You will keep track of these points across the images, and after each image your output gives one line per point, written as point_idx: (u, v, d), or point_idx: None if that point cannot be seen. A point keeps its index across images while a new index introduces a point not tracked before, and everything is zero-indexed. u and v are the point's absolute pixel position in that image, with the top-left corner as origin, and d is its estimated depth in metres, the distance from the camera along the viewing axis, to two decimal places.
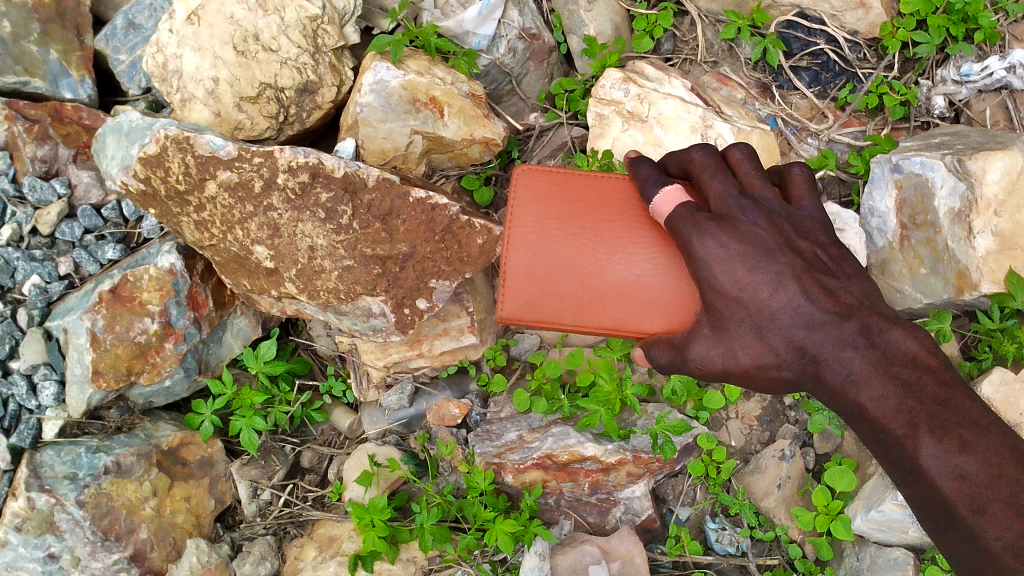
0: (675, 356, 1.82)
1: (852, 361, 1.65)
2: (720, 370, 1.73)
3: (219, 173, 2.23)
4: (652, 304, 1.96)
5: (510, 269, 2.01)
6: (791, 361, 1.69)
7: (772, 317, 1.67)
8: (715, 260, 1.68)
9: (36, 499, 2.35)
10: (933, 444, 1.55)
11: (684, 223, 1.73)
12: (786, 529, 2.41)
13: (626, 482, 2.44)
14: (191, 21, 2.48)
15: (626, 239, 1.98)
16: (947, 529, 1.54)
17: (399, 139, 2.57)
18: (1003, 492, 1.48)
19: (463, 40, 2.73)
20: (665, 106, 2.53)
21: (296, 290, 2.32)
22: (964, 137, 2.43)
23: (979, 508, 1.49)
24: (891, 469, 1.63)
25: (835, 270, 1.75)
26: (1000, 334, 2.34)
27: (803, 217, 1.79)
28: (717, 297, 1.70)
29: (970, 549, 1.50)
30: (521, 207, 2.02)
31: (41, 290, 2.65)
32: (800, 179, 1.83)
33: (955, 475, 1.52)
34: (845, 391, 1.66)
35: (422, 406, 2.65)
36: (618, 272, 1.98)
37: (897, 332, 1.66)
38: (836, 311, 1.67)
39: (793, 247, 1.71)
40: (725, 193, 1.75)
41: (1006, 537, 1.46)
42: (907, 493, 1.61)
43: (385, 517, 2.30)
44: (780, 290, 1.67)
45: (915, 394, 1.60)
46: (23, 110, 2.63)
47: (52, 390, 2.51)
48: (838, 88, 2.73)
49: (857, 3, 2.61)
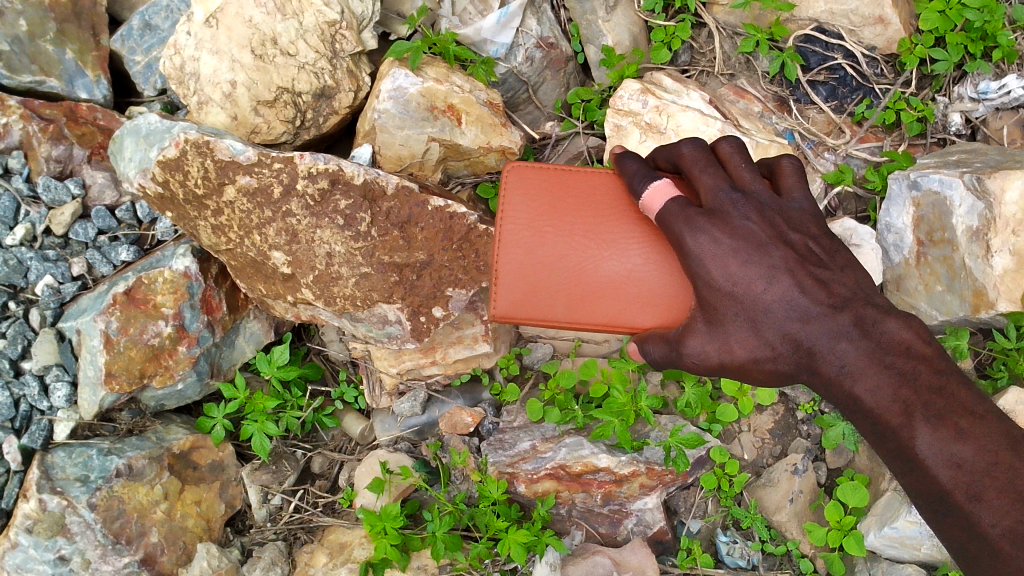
0: (670, 351, 1.81)
1: (846, 352, 1.64)
2: (716, 364, 1.73)
3: (238, 178, 2.22)
4: (645, 298, 1.97)
5: (503, 266, 2.02)
6: (786, 354, 1.69)
7: (766, 311, 1.67)
8: (707, 255, 1.70)
9: (48, 501, 2.34)
10: (929, 433, 1.55)
11: (675, 220, 1.75)
12: (798, 543, 2.40)
13: (639, 494, 2.43)
14: (209, 24, 2.47)
15: (617, 234, 1.99)
16: (944, 516, 1.56)
17: (415, 146, 2.57)
18: (999, 478, 1.50)
19: (481, 48, 2.74)
20: (683, 119, 2.54)
21: (312, 296, 2.32)
22: (982, 156, 2.43)
23: (975, 495, 1.51)
24: (887, 456, 1.64)
25: (827, 262, 1.73)
26: (1015, 353, 2.34)
27: (793, 208, 1.79)
28: (711, 292, 1.71)
29: (967, 534, 1.52)
30: (513, 205, 2.04)
31: (53, 291, 2.64)
32: (790, 171, 1.84)
33: (952, 463, 1.53)
34: (840, 382, 1.66)
35: (435, 413, 2.65)
36: (611, 268, 1.99)
37: (892, 322, 1.65)
38: (830, 303, 1.67)
39: (785, 241, 1.71)
40: (716, 187, 1.77)
41: (1002, 524, 1.48)
42: (903, 480, 1.62)
43: (398, 525, 2.30)
44: (774, 283, 1.67)
45: (910, 383, 1.59)
46: (38, 110, 2.64)
47: (64, 392, 2.52)
48: (855, 104, 2.73)
49: (876, 18, 2.61)
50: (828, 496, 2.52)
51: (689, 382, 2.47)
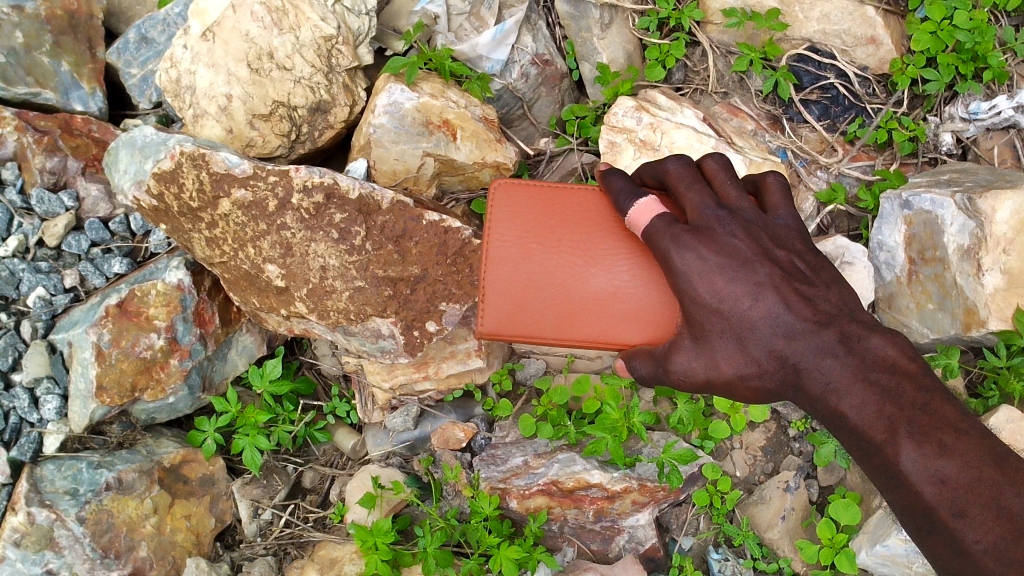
0: (657, 368, 1.81)
1: (832, 368, 1.66)
2: (703, 381, 1.73)
3: (234, 191, 2.23)
4: (632, 315, 1.97)
5: (490, 283, 2.02)
6: (772, 370, 1.69)
7: (752, 328, 1.68)
8: (693, 272, 1.70)
9: (36, 515, 2.32)
10: (913, 450, 1.56)
11: (662, 236, 1.75)
12: (790, 561, 2.38)
13: (631, 510, 2.43)
14: (206, 37, 2.48)
15: (603, 251, 1.99)
16: (929, 533, 1.57)
17: (410, 161, 2.58)
18: (984, 494, 1.51)
19: (476, 64, 2.74)
20: (677, 136, 2.55)
21: (306, 309, 2.32)
22: (972, 175, 2.45)
23: (959, 511, 1.52)
24: (873, 474, 1.65)
25: (812, 277, 1.74)
26: (1006, 372, 2.35)
27: (778, 224, 1.80)
28: (698, 309, 1.71)
29: (952, 551, 1.53)
30: (500, 222, 2.04)
31: (45, 303, 2.62)
32: (775, 188, 1.85)
33: (936, 479, 1.54)
34: (825, 399, 1.67)
35: (427, 428, 2.65)
36: (598, 285, 1.99)
37: (876, 339, 1.67)
38: (816, 320, 1.68)
39: (771, 257, 1.71)
40: (702, 204, 1.77)
41: (986, 540, 1.49)
42: (889, 497, 1.62)
43: (388, 541, 2.29)
44: (760, 299, 1.67)
45: (894, 400, 1.61)
46: (33, 122, 2.64)
47: (55, 404, 2.51)
48: (847, 123, 2.76)
49: (868, 39, 2.66)
50: (820, 513, 2.52)
51: (681, 399, 2.47)
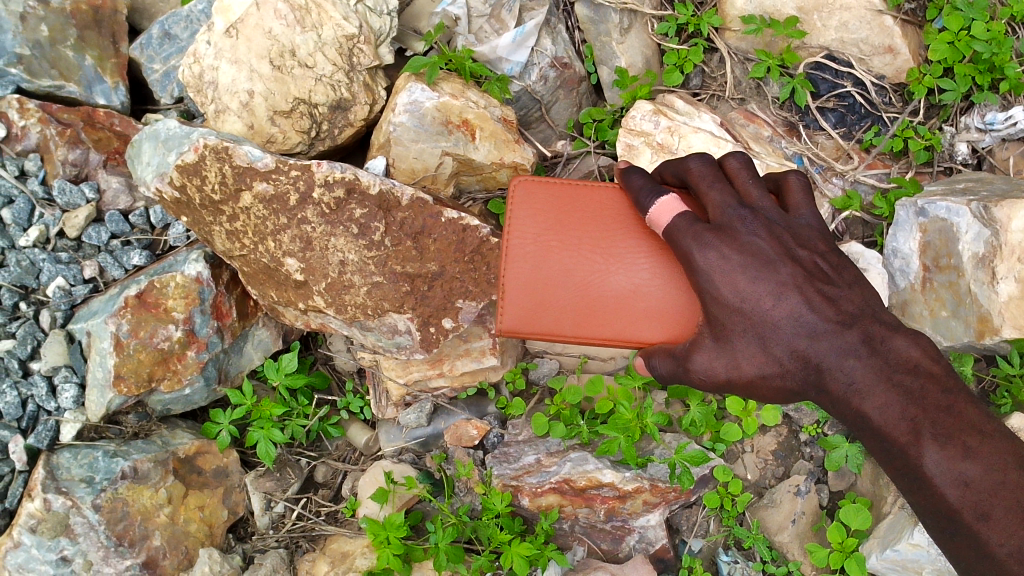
0: (676, 367, 1.82)
1: (854, 369, 1.67)
2: (724, 380, 1.74)
3: (256, 184, 2.26)
4: (652, 313, 1.99)
5: (510, 281, 2.04)
6: (794, 370, 1.71)
7: (774, 327, 1.69)
8: (716, 271, 1.71)
9: (53, 501, 2.35)
10: (937, 452, 1.60)
11: (684, 235, 1.76)
12: (799, 564, 2.39)
13: (642, 510, 2.44)
14: (230, 34, 2.51)
15: (623, 249, 2.01)
16: (951, 535, 1.61)
17: (429, 160, 2.60)
18: (1008, 498, 1.56)
19: (496, 66, 2.77)
20: (695, 140, 2.58)
21: (324, 304, 2.34)
22: (987, 185, 2.47)
23: (984, 514, 1.56)
24: (895, 474, 1.68)
25: (835, 278, 1.75)
26: (1018, 379, 2.38)
27: (800, 225, 1.82)
28: (720, 307, 1.73)
29: (976, 554, 1.58)
30: (521, 220, 2.06)
31: (65, 293, 2.65)
32: (797, 188, 1.87)
33: (960, 483, 1.58)
34: (848, 400, 1.69)
35: (440, 425, 2.67)
36: (618, 283, 2.01)
37: (899, 340, 1.70)
38: (838, 320, 1.69)
39: (793, 257, 1.73)
40: (724, 203, 1.79)
41: (1010, 543, 1.54)
42: (910, 497, 1.66)
43: (400, 535, 2.31)
44: (782, 299, 1.69)
45: (918, 402, 1.63)
46: (56, 114, 2.67)
47: (72, 393, 2.54)
48: (863, 131, 2.78)
49: (886, 48, 2.66)
50: (829, 518, 2.53)
51: (693, 401, 2.49)
